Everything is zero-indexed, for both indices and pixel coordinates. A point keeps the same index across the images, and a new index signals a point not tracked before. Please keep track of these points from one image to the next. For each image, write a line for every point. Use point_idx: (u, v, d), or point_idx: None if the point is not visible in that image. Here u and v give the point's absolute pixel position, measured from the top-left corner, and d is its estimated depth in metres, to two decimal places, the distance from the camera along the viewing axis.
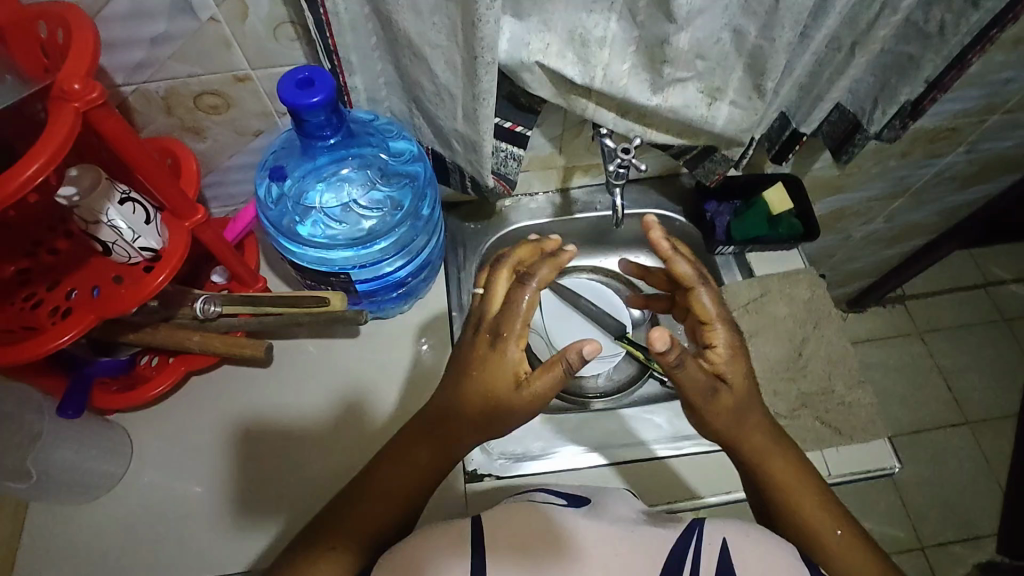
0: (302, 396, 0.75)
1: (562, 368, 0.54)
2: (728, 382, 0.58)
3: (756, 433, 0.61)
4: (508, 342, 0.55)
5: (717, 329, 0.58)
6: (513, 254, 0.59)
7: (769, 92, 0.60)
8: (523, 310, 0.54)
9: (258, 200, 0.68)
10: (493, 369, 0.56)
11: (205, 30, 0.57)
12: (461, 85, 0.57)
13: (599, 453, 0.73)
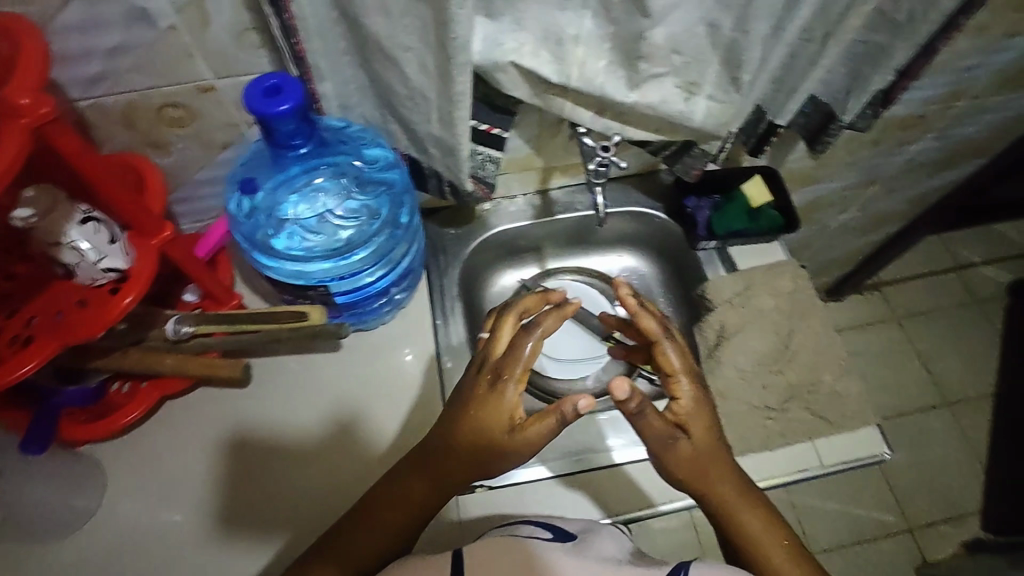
0: (289, 417, 0.72)
1: (556, 418, 0.55)
2: (690, 434, 0.58)
3: (721, 484, 0.58)
4: (508, 387, 0.56)
5: (681, 380, 0.57)
6: (522, 303, 0.62)
7: (747, 86, 0.60)
8: (526, 355, 0.56)
9: (230, 215, 0.65)
10: (495, 408, 0.56)
11: (164, 40, 0.55)
12: (435, 88, 0.56)
13: (590, 457, 0.73)
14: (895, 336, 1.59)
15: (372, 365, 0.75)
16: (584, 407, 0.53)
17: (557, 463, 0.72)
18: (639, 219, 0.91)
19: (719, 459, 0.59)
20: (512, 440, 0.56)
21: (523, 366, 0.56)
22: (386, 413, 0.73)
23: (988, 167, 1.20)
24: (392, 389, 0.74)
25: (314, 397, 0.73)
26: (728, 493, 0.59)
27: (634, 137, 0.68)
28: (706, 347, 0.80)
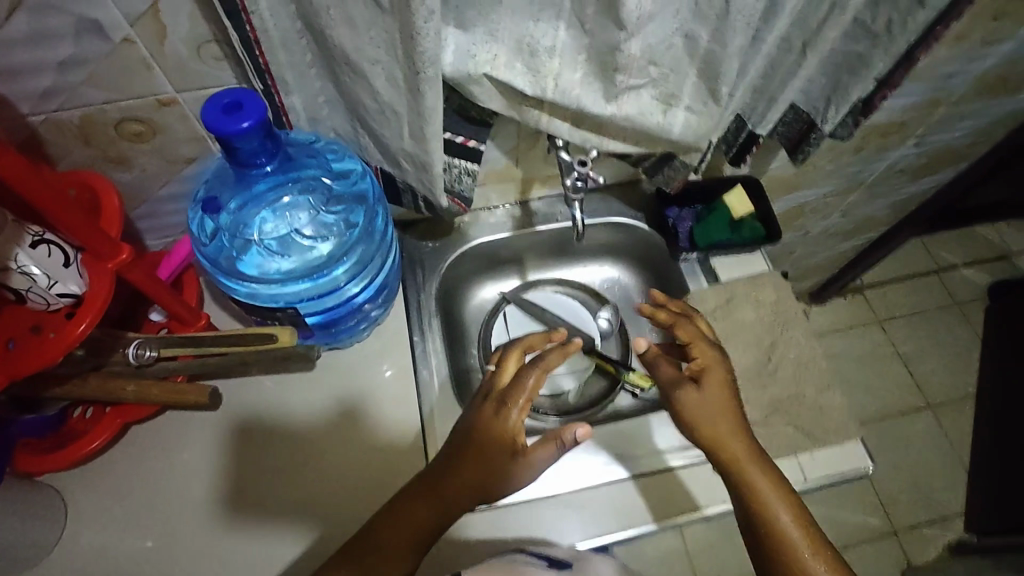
0: (271, 440, 0.70)
1: (556, 445, 0.62)
2: (703, 388, 0.62)
3: (734, 442, 0.60)
4: (511, 412, 0.61)
5: (702, 344, 0.65)
6: (526, 339, 0.68)
7: (724, 97, 0.58)
8: (533, 382, 0.61)
9: (194, 235, 0.62)
10: (496, 436, 0.60)
11: (119, 53, 0.52)
12: (404, 101, 0.54)
13: (579, 477, 0.71)
14: (878, 340, 1.60)
15: (356, 387, 0.73)
16: (580, 434, 0.61)
17: (545, 483, 0.70)
18: (620, 230, 0.90)
19: (734, 422, 0.61)
20: (512, 465, 0.60)
21: (529, 391, 0.61)
22: (374, 437, 0.71)
23: (968, 173, 1.20)
24: (380, 412, 0.72)
25: (299, 422, 0.71)
26: (748, 464, 0.59)
27: (613, 149, 0.67)
28: None
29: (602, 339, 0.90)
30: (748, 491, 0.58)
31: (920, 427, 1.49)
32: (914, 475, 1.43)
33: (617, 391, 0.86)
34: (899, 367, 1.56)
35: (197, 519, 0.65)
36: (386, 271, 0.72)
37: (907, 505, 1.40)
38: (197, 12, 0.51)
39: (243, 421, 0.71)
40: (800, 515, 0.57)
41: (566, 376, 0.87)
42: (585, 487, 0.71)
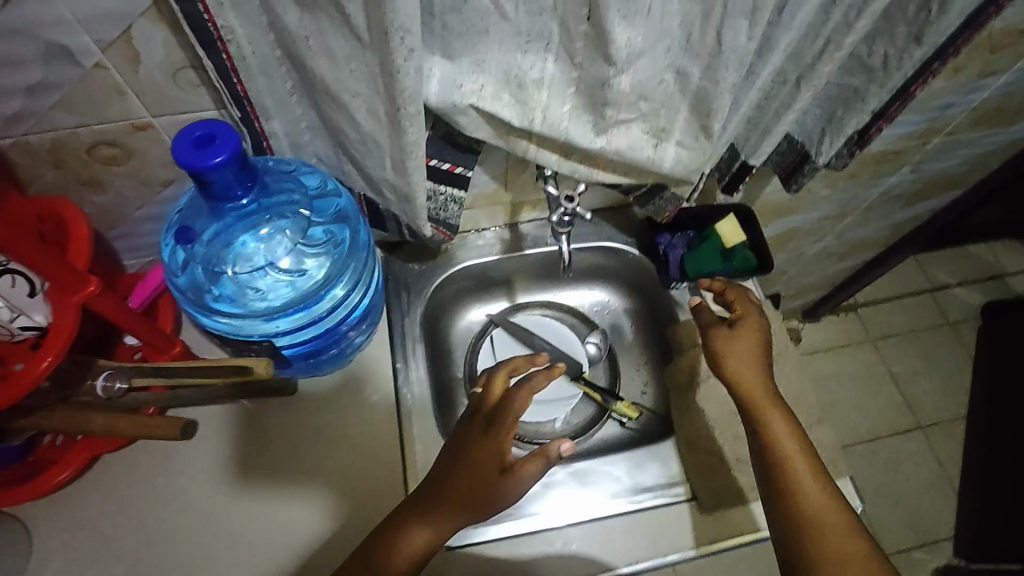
0: (253, 472, 0.68)
1: (545, 460, 0.60)
2: (737, 331, 0.69)
3: (754, 374, 0.65)
4: (499, 430, 0.59)
5: (744, 300, 0.72)
6: (510, 362, 0.67)
7: (716, 133, 0.57)
8: (519, 405, 0.61)
9: (165, 264, 0.60)
10: (485, 453, 0.58)
11: (91, 79, 0.50)
12: (386, 134, 0.52)
13: (569, 512, 0.70)
14: (869, 358, 1.58)
15: (338, 416, 0.72)
16: (564, 448, 0.60)
17: (539, 515, 0.69)
18: (610, 255, 0.89)
19: (760, 365, 0.66)
20: (503, 484, 0.58)
21: (517, 407, 0.61)
22: (361, 464, 0.69)
23: (963, 198, 1.20)
24: (364, 439, 0.71)
25: (280, 455, 0.69)
26: (771, 408, 0.63)
27: (602, 179, 0.65)
28: (677, 390, 0.78)
29: (590, 365, 0.88)
30: (763, 426, 0.62)
31: (911, 448, 1.47)
32: (904, 497, 1.42)
33: (604, 419, 0.84)
34: (892, 388, 1.54)
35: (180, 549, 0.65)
36: (365, 298, 0.71)
37: (897, 528, 1.39)
38: (172, 39, 0.49)
39: (227, 452, 0.69)
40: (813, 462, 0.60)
41: (555, 405, 0.84)
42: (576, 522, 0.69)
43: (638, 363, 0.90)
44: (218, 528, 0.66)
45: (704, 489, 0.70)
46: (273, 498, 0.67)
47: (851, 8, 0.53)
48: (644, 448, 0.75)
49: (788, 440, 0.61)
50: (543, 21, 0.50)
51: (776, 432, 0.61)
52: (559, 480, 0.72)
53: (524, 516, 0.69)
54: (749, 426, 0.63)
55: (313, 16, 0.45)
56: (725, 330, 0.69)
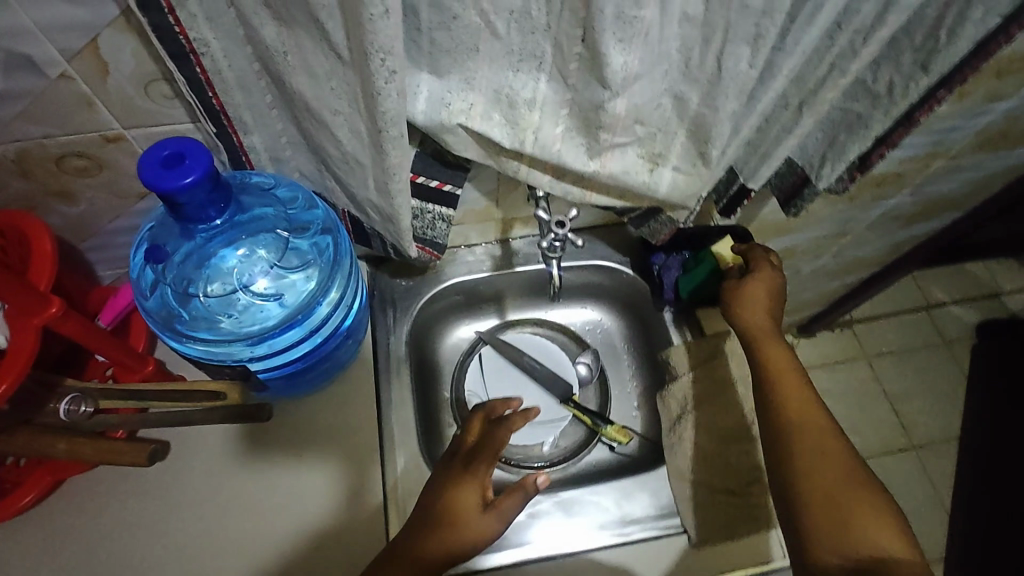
0: (230, 508, 0.66)
1: (526, 493, 0.58)
2: (748, 281, 0.70)
3: (760, 318, 0.68)
4: (479, 464, 0.59)
5: (758, 250, 0.72)
6: (492, 404, 0.67)
7: (714, 160, 0.55)
8: (498, 443, 0.60)
9: (133, 283, 0.59)
10: (467, 485, 0.57)
11: (58, 89, 0.48)
12: (369, 155, 0.50)
13: (565, 542, 0.68)
14: (864, 375, 1.54)
15: (316, 449, 0.70)
16: (541, 482, 0.60)
17: (537, 545, 0.68)
18: (604, 273, 0.87)
19: (769, 310, 0.69)
20: (486, 518, 0.57)
21: (497, 443, 0.60)
22: (350, 459, 0.70)
23: (964, 220, 1.18)
24: (342, 474, 0.69)
25: (258, 490, 0.67)
26: (769, 338, 0.67)
27: (596, 202, 0.63)
28: (667, 418, 0.75)
29: (580, 386, 0.85)
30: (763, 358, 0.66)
31: (904, 468, 1.45)
32: None
33: (594, 443, 0.82)
34: (889, 408, 1.50)
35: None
36: (349, 318, 0.68)
37: None
38: (144, 50, 0.46)
39: (207, 470, 0.68)
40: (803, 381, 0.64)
41: (543, 428, 0.82)
42: (571, 553, 0.67)
43: (629, 383, 0.88)
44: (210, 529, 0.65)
45: (694, 523, 0.68)
46: (249, 536, 0.65)
47: (857, 34, 0.51)
48: (633, 477, 0.73)
49: (785, 364, 0.65)
50: (535, 40, 0.47)
51: (772, 355, 0.66)
52: (544, 510, 0.70)
53: (521, 546, 0.68)
54: (751, 355, 0.67)
55: (291, 32, 0.42)
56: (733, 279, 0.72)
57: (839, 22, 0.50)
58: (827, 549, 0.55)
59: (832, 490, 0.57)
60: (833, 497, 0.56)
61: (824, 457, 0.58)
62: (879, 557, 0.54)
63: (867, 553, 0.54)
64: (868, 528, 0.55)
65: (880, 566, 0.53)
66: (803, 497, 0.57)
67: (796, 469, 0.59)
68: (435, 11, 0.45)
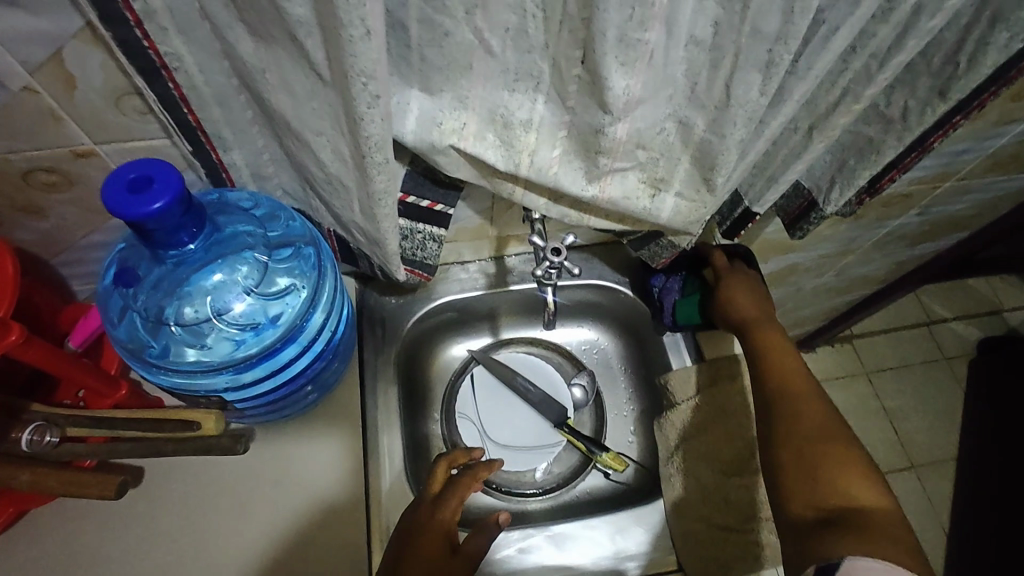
0: (190, 550, 0.61)
1: (493, 527, 0.62)
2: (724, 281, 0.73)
3: (750, 302, 0.71)
4: (444, 510, 0.61)
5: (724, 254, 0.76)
6: (453, 454, 0.67)
7: (719, 187, 0.52)
8: (465, 489, 0.63)
9: (102, 311, 0.55)
10: (432, 533, 0.59)
11: (21, 102, 0.45)
12: (353, 177, 0.47)
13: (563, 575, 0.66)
14: (864, 392, 1.51)
15: (292, 485, 0.65)
16: (503, 520, 0.62)
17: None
18: (601, 293, 0.84)
19: (759, 298, 0.72)
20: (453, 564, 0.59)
21: (462, 492, 0.62)
22: (327, 460, 0.66)
23: (970, 239, 1.15)
24: (315, 510, 0.64)
25: (226, 529, 0.62)
26: (758, 326, 0.69)
27: (595, 225, 0.60)
28: (666, 448, 0.73)
29: (574, 409, 0.82)
30: (754, 335, 0.69)
31: (902, 487, 1.42)
32: None
33: (588, 469, 0.79)
34: (886, 424, 1.48)
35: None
36: (333, 342, 0.65)
37: None
38: (113, 63, 0.43)
39: (175, 479, 0.64)
40: (794, 361, 0.66)
41: (536, 453, 0.79)
42: None
43: (625, 407, 0.85)
44: (183, 540, 0.62)
45: (691, 559, 0.66)
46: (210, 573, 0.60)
47: (873, 58, 0.48)
48: (628, 510, 0.69)
49: (775, 342, 0.68)
50: (532, 59, 0.44)
51: (764, 335, 0.68)
52: (535, 544, 0.67)
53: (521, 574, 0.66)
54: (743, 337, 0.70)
55: (269, 48, 0.40)
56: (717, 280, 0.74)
57: (855, 46, 0.47)
58: (800, 499, 0.55)
59: (808, 445, 0.58)
60: (808, 450, 0.57)
61: (802, 420, 0.60)
62: (854, 507, 0.53)
63: (838, 504, 0.54)
64: (843, 482, 0.55)
65: (853, 512, 0.53)
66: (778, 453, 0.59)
67: (774, 431, 0.60)
68: (425, 28, 0.43)
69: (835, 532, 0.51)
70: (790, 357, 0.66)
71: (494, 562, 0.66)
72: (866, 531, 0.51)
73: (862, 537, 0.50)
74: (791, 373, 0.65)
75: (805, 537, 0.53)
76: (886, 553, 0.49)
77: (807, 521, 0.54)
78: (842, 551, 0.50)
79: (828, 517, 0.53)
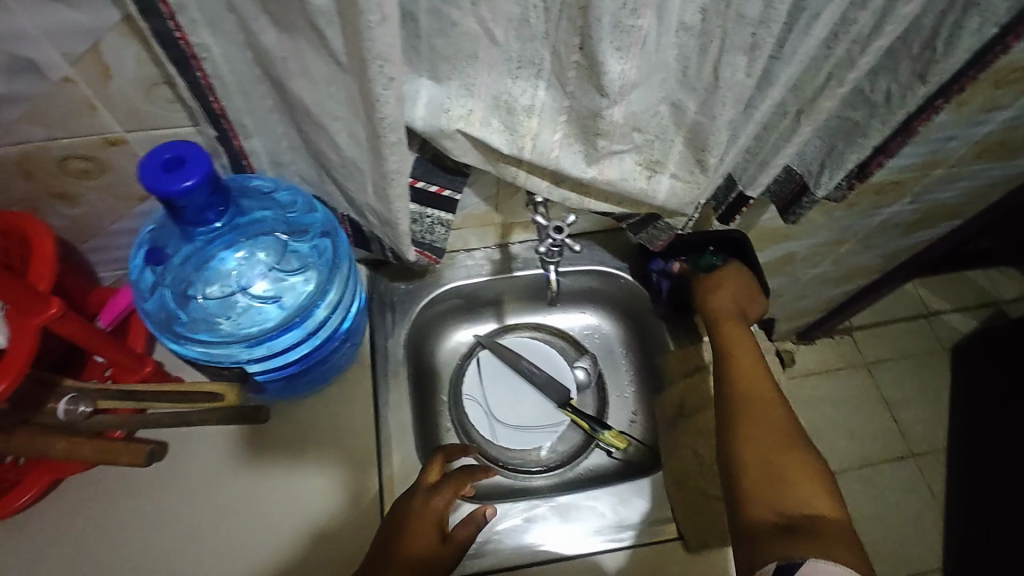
0: (221, 527, 0.66)
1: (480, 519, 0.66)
2: (714, 282, 0.80)
3: (722, 302, 0.78)
4: (438, 498, 0.64)
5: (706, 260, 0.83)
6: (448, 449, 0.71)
7: (711, 167, 0.56)
8: (462, 482, 0.67)
9: (133, 285, 0.59)
10: (423, 521, 0.62)
11: (59, 92, 0.48)
12: (367, 160, 0.50)
13: (568, 546, 0.69)
14: (864, 383, 1.53)
15: (308, 467, 0.69)
16: (490, 512, 0.68)
17: (541, 545, 0.69)
18: (602, 278, 0.87)
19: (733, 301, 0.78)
20: (441, 550, 0.62)
21: (458, 484, 0.66)
22: (346, 440, 0.70)
23: (962, 229, 1.18)
24: (334, 484, 0.68)
25: (253, 510, 0.67)
26: (729, 322, 0.75)
27: (594, 208, 0.64)
28: (665, 419, 0.77)
29: (578, 391, 0.85)
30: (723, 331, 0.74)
31: (903, 476, 1.44)
32: (893, 526, 1.39)
33: (591, 448, 0.82)
34: (886, 413, 1.50)
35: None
36: (345, 323, 0.69)
37: (887, 558, 1.36)
38: (145, 54, 0.47)
39: (204, 455, 0.69)
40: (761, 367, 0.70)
41: (541, 432, 0.82)
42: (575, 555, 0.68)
43: (627, 389, 0.88)
44: (212, 510, 0.66)
45: (691, 528, 0.68)
46: (238, 540, 0.65)
47: (854, 43, 0.51)
48: (630, 482, 0.73)
49: (743, 340, 0.73)
50: (534, 47, 0.48)
51: (732, 334, 0.74)
52: (541, 514, 0.70)
53: (524, 545, 0.69)
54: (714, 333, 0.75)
55: (291, 37, 0.43)
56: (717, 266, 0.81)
57: (837, 32, 0.50)
58: (758, 504, 0.60)
59: (769, 449, 0.63)
60: (772, 454, 0.62)
61: (760, 420, 0.65)
62: (810, 514, 0.59)
63: (794, 511, 0.59)
64: (801, 492, 0.60)
65: (806, 521, 0.58)
66: (743, 465, 0.62)
67: (741, 447, 0.63)
68: (434, 19, 0.46)
69: (792, 538, 0.57)
70: (758, 367, 0.70)
71: (501, 531, 0.69)
72: (818, 534, 0.57)
73: (814, 543, 0.56)
74: (755, 385, 0.68)
75: (759, 541, 0.58)
76: (836, 558, 0.55)
77: (763, 525, 0.59)
78: (800, 555, 0.55)
79: (787, 525, 0.58)
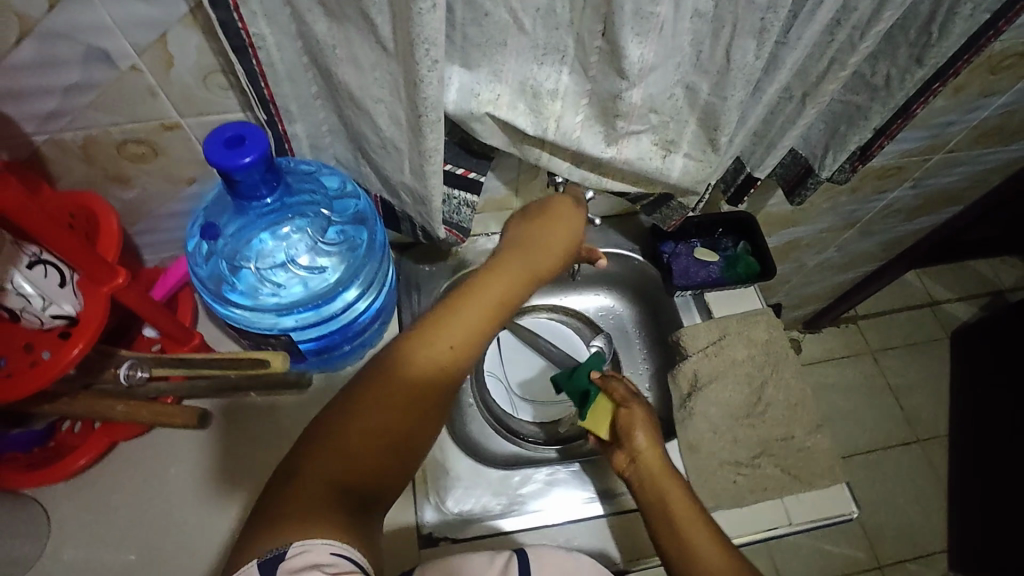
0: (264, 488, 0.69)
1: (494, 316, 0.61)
2: (624, 425, 0.70)
3: (638, 436, 0.68)
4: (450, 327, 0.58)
5: (615, 382, 0.74)
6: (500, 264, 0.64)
7: (723, 146, 0.60)
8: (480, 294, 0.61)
9: (189, 253, 0.64)
10: (456, 328, 0.57)
11: (127, 81, 0.53)
12: (406, 139, 0.55)
13: (586, 507, 0.72)
14: (869, 370, 1.56)
15: None
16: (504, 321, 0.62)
17: (560, 510, 0.72)
18: (616, 261, 0.91)
19: (653, 434, 0.69)
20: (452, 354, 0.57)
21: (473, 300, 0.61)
22: None
23: (964, 215, 1.21)
24: None
25: None
26: (660, 470, 0.65)
27: (612, 188, 0.68)
28: (678, 396, 0.79)
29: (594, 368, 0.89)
30: (647, 476, 0.65)
31: (909, 460, 1.47)
32: (900, 509, 1.42)
33: None
34: (891, 399, 1.53)
35: (193, 546, 0.66)
36: (378, 299, 0.74)
37: (893, 539, 1.39)
38: (206, 45, 0.51)
39: (241, 425, 0.72)
40: (693, 505, 0.62)
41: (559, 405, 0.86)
42: (592, 516, 0.72)
43: (642, 366, 0.92)
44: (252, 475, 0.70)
45: (703, 490, 0.72)
46: None
47: (855, 30, 0.55)
48: None
49: (671, 483, 0.64)
50: (559, 35, 0.52)
51: (659, 478, 0.65)
52: (562, 478, 0.75)
53: (538, 510, 0.72)
54: (638, 486, 0.65)
55: (341, 27, 0.47)
56: (628, 401, 0.72)
57: (839, 19, 0.54)
58: None
59: None
60: None
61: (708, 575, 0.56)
62: None
63: None
64: None
65: None
66: None
67: None
68: (468, 9, 0.49)
69: None
70: (693, 508, 0.61)
71: (523, 496, 0.74)
72: None
73: None
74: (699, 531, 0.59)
75: None
76: None
77: None
78: None
79: None
